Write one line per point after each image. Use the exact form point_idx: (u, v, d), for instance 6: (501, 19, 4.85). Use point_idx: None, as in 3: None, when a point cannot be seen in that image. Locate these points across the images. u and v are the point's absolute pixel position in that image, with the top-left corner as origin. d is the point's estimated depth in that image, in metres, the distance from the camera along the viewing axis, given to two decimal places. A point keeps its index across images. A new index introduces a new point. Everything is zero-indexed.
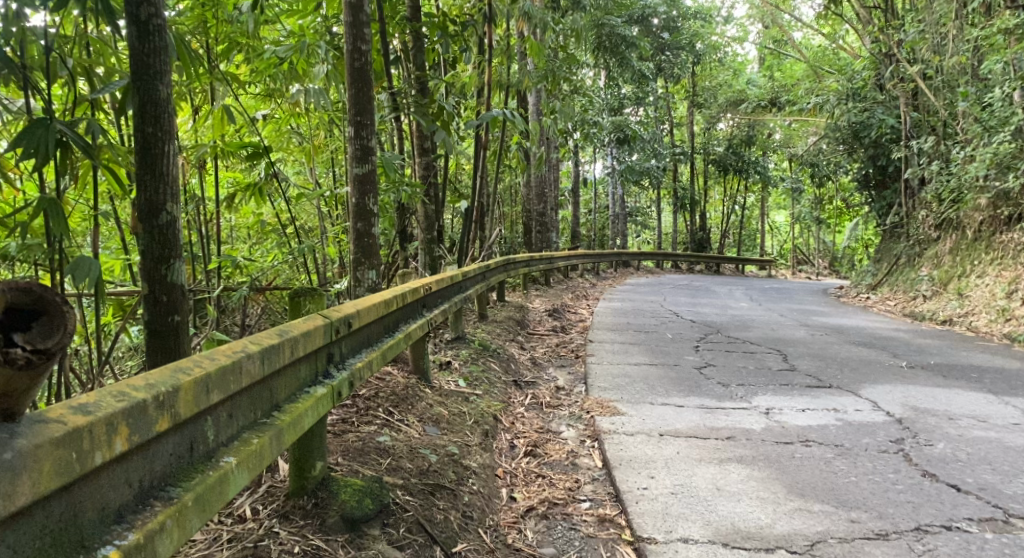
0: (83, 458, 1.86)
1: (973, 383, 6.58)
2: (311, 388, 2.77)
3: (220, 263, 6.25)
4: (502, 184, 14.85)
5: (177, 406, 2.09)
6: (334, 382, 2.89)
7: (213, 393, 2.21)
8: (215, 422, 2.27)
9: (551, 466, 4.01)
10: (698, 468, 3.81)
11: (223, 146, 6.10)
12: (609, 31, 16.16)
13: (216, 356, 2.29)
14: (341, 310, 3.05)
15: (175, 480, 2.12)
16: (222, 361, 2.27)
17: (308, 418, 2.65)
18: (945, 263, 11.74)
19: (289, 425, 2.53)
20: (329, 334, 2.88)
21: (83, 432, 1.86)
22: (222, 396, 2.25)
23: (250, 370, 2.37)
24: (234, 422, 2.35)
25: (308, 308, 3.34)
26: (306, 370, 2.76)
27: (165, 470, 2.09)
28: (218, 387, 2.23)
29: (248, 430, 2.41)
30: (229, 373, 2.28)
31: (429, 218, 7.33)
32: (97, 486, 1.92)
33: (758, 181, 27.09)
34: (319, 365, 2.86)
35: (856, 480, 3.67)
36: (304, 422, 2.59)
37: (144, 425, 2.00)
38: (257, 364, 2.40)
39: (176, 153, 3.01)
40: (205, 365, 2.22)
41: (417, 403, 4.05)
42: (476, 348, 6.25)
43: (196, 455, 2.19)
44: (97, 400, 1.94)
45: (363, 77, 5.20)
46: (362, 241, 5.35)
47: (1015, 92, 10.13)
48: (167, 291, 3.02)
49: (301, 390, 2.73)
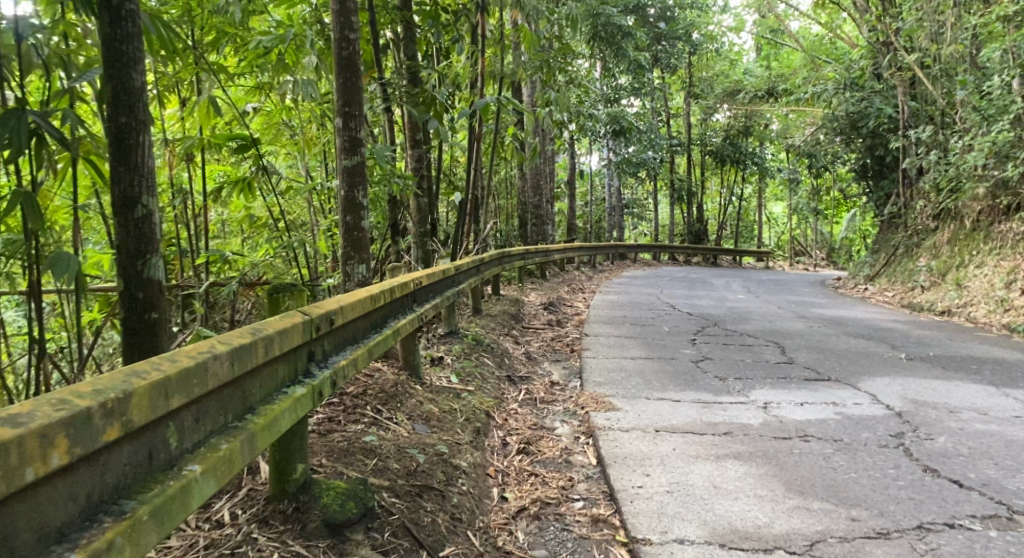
0: (13, 474, 1.79)
1: (973, 375, 6.50)
2: (290, 388, 2.69)
3: (207, 258, 6.16)
4: (498, 176, 14.76)
5: (130, 414, 2.01)
6: (315, 381, 2.80)
7: (172, 398, 2.13)
8: (178, 428, 2.19)
9: (544, 464, 3.92)
10: (694, 465, 3.72)
11: (210, 139, 5.99)
12: (605, 21, 16.06)
13: (178, 357, 2.20)
14: (323, 306, 2.95)
15: (130, 493, 2.04)
16: (184, 364, 2.18)
17: (284, 420, 2.56)
18: (943, 253, 11.65)
19: (262, 429, 2.44)
20: (309, 331, 2.79)
21: (14, 447, 1.78)
22: (183, 400, 2.16)
23: (217, 372, 2.28)
24: (201, 426, 2.27)
25: (288, 305, 3.23)
26: (284, 369, 2.67)
27: (117, 482, 2.02)
28: (178, 391, 2.15)
29: (217, 434, 2.33)
30: (192, 376, 2.19)
31: (422, 211, 7.25)
32: (35, 503, 1.85)
33: (756, 172, 26.98)
34: (299, 364, 2.77)
35: (856, 476, 3.58)
36: (279, 425, 2.50)
37: (89, 435, 1.93)
38: (226, 365, 2.31)
39: (151, 144, 2.91)
40: (165, 368, 2.13)
41: (407, 400, 3.96)
42: (470, 343, 6.16)
43: (155, 464, 2.12)
44: (35, 411, 1.87)
45: (352, 67, 5.10)
46: (351, 235, 5.24)
47: (1013, 80, 10.05)
48: (143, 287, 2.93)
49: (279, 391, 2.64)
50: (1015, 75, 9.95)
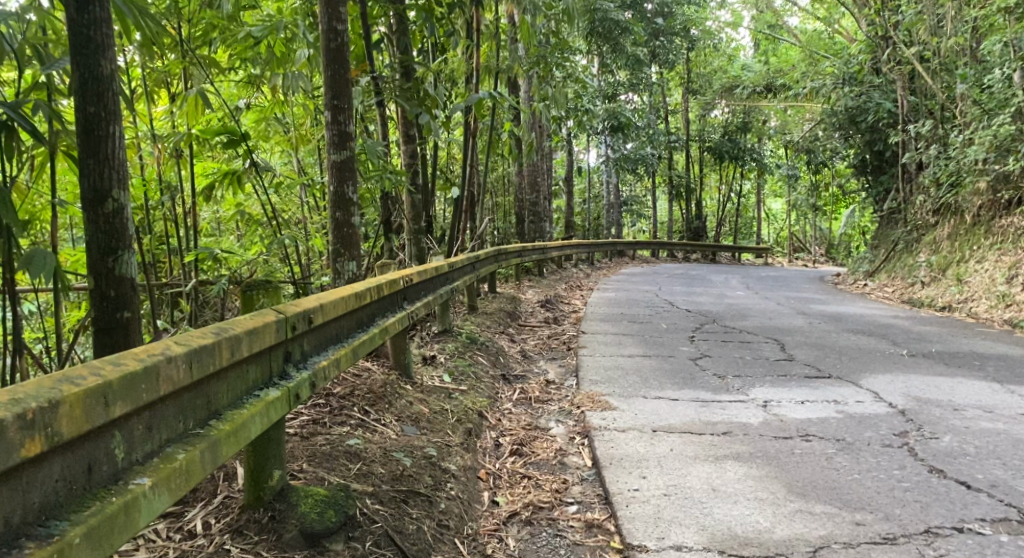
0: None
1: (977, 372, 6.39)
2: (263, 390, 2.57)
3: (196, 256, 6.05)
4: (495, 173, 14.65)
5: (57, 426, 1.88)
6: (290, 383, 2.68)
7: (113, 406, 2.00)
8: (126, 438, 2.07)
9: (538, 466, 3.80)
10: (693, 467, 3.60)
11: (198, 134, 5.88)
12: (602, 16, 15.93)
13: (124, 361, 2.08)
14: (300, 304, 2.83)
15: (63, 512, 1.92)
16: (130, 368, 2.06)
17: (253, 426, 2.44)
18: (942, 248, 11.54)
19: (227, 436, 2.33)
20: (284, 331, 2.67)
21: None
22: (127, 408, 2.04)
23: (171, 377, 2.16)
24: (155, 435, 2.15)
25: (266, 303, 3.11)
26: (256, 371, 2.55)
27: (46, 500, 1.89)
28: (121, 398, 2.02)
29: (175, 443, 2.21)
30: (139, 382, 2.07)
31: (416, 208, 7.13)
32: None
33: (754, 169, 26.87)
34: (273, 365, 2.65)
35: (860, 477, 3.47)
36: (246, 432, 2.38)
37: (3, 451, 1.79)
38: (181, 369, 2.19)
39: (122, 135, 2.84)
40: (106, 373, 2.01)
41: (397, 401, 3.84)
42: (464, 341, 6.03)
43: (97, 479, 1.99)
44: None
45: (341, 58, 4.97)
46: (341, 231, 5.12)
47: (1014, 73, 9.93)
48: (115, 285, 2.86)
49: (251, 394, 2.52)
50: (1017, 68, 9.82)
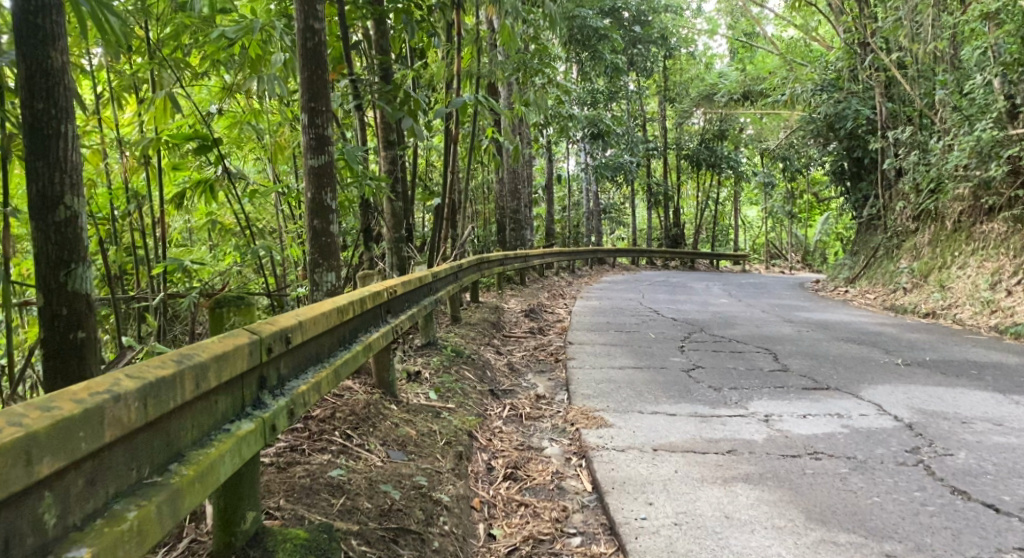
0: None
1: (976, 381, 6.22)
2: (234, 422, 2.32)
3: (164, 268, 5.75)
4: (475, 181, 14.38)
5: None
6: (266, 413, 2.43)
7: (40, 463, 1.74)
8: (60, 497, 1.80)
9: (534, 492, 3.56)
10: (701, 491, 3.37)
11: (169, 139, 5.58)
12: (581, 23, 15.70)
13: (58, 404, 1.82)
14: (278, 321, 2.58)
15: None
16: (65, 413, 1.80)
17: (221, 467, 2.18)
18: (924, 255, 11.42)
19: (188, 484, 2.07)
20: (259, 353, 2.41)
21: None
22: (58, 463, 1.77)
23: (118, 420, 1.90)
24: (97, 491, 1.88)
25: (238, 321, 2.85)
26: (226, 401, 2.30)
27: None
28: (50, 452, 1.76)
29: (124, 498, 1.94)
30: (75, 429, 1.81)
31: (397, 216, 6.84)
32: None
33: (731, 176, 26.79)
34: (247, 393, 2.40)
35: (880, 501, 3.24)
36: (211, 476, 2.12)
37: None
38: (132, 409, 1.94)
39: (76, 134, 2.59)
40: (30, 423, 1.74)
41: (381, 423, 3.57)
42: (449, 355, 5.76)
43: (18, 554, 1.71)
44: None
45: (317, 58, 4.69)
46: (319, 240, 4.83)
47: (994, 79, 9.80)
48: (68, 302, 2.61)
49: (218, 429, 2.27)
50: (998, 73, 9.68)
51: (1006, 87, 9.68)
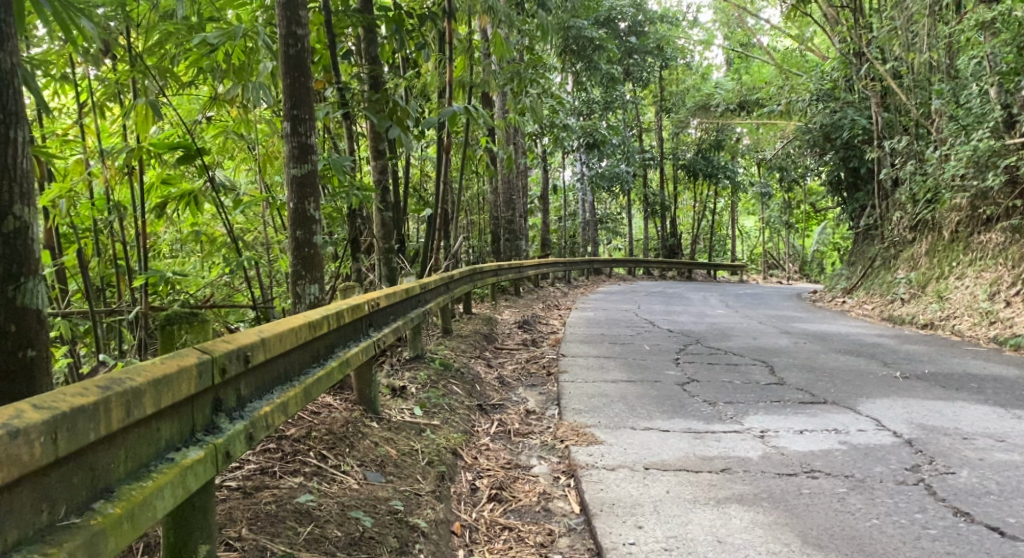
0: None
1: (976, 395, 6.08)
2: (180, 450, 2.22)
3: (145, 280, 5.59)
4: (468, 192, 14.24)
5: None
6: (217, 439, 2.34)
7: None
8: None
9: (519, 515, 3.44)
10: (693, 513, 3.24)
11: (150, 148, 5.42)
12: (576, 34, 15.62)
13: None
14: (235, 339, 2.49)
15: None
16: None
17: (155, 504, 2.07)
18: (921, 265, 11.30)
19: (110, 525, 1.95)
20: (208, 376, 2.32)
21: None
22: None
23: (17, 458, 1.77)
24: None
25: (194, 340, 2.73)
26: (169, 428, 2.20)
27: None
28: None
29: (30, 544, 1.81)
30: None
31: (387, 226, 6.71)
32: None
33: (727, 186, 26.70)
34: (195, 418, 2.30)
35: (880, 523, 3.11)
36: (137, 515, 2.01)
37: None
38: (37, 446, 1.81)
39: (24, 142, 2.53)
40: None
41: (359, 442, 3.43)
42: (437, 368, 5.61)
43: None
44: None
45: (300, 65, 4.55)
46: (302, 252, 4.67)
47: (990, 88, 9.72)
48: (15, 318, 2.53)
49: (157, 460, 2.16)
50: (995, 83, 9.59)
51: (1002, 96, 9.59)
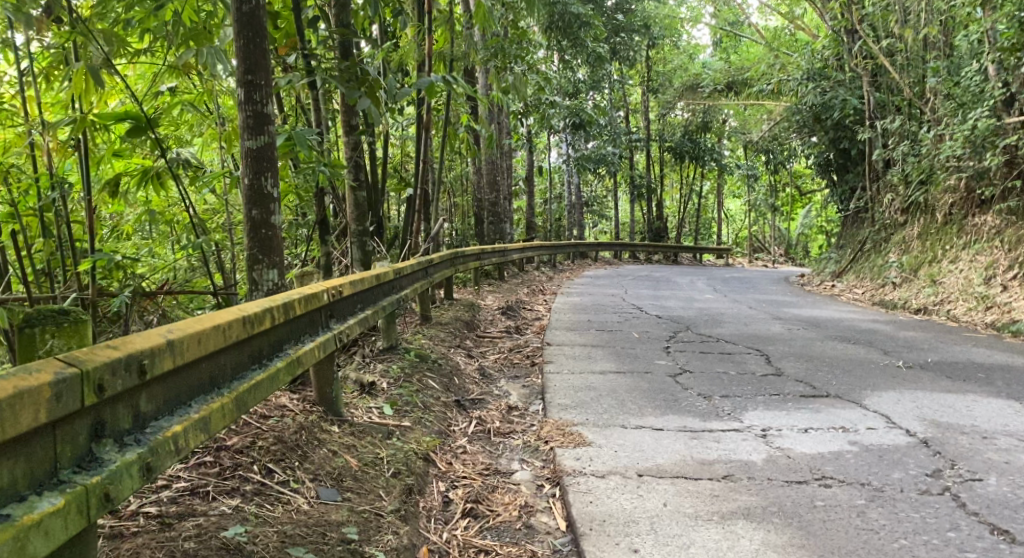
0: None
1: (985, 386, 5.72)
2: (26, 502, 1.92)
3: (93, 262, 5.09)
4: (450, 173, 13.67)
5: None
6: (84, 480, 2.03)
7: None
8: None
9: (497, 534, 3.04)
10: (694, 531, 2.88)
11: (95, 119, 4.91)
12: (562, 10, 14.87)
13: None
14: (122, 346, 2.17)
15: None
16: None
17: None
18: (914, 248, 10.90)
19: None
20: (70, 399, 2.01)
21: None
22: None
23: None
24: None
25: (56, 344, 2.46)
26: (9, 471, 1.90)
27: None
28: None
29: None
30: None
31: (359, 207, 6.25)
32: None
33: (713, 168, 26.17)
34: (55, 451, 2.00)
35: (909, 545, 2.80)
36: None
37: None
38: None
39: None
40: None
41: (314, 452, 3.06)
42: (411, 360, 5.19)
43: None
44: None
45: (255, 25, 4.06)
46: (259, 233, 4.23)
47: (989, 65, 9.15)
48: None
49: None
50: (993, 59, 9.04)
51: (1000, 73, 9.08)
